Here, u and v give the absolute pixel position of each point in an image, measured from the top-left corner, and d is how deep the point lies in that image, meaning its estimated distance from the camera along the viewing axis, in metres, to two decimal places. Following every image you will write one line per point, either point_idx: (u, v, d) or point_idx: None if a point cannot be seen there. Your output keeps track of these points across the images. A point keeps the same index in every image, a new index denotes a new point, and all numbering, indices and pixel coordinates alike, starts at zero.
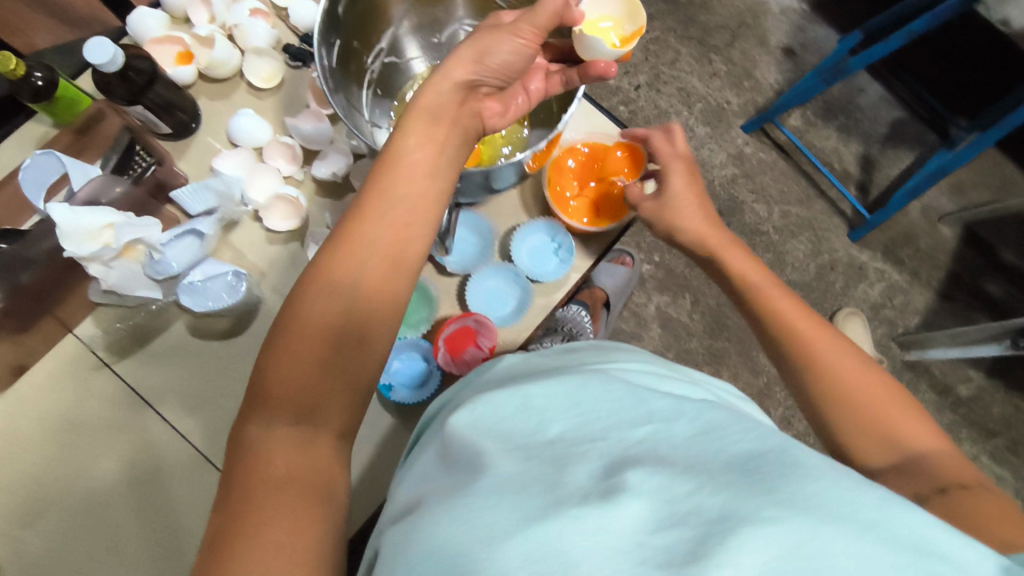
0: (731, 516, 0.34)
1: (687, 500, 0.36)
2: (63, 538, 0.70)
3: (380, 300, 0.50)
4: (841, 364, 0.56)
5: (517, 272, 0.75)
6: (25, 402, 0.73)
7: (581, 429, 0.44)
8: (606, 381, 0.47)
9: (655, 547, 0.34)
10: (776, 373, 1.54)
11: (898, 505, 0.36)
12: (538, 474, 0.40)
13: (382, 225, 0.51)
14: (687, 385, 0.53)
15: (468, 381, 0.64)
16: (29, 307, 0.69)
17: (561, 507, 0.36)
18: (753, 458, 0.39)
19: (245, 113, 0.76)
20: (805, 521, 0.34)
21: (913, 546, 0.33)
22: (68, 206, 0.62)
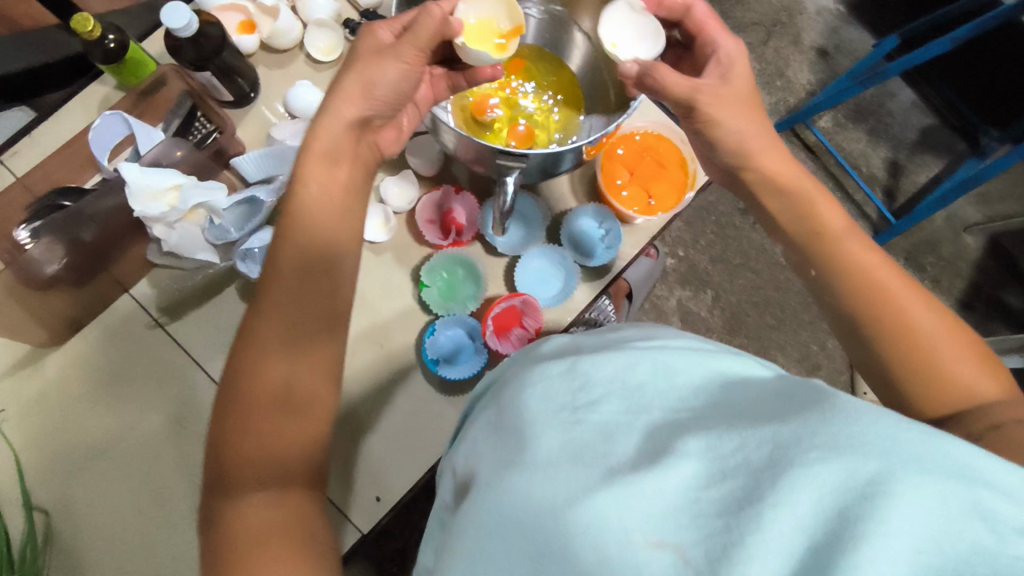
0: (779, 461, 0.32)
1: (736, 456, 0.33)
2: (112, 489, 0.72)
3: (313, 344, 0.53)
4: (916, 314, 0.51)
5: (565, 256, 0.77)
6: (77, 356, 0.74)
7: (627, 394, 0.40)
8: (651, 348, 0.44)
9: (708, 501, 0.32)
10: (792, 372, 1.56)
11: (942, 444, 0.32)
12: (588, 443, 0.37)
13: (296, 276, 0.54)
14: (726, 349, 0.48)
15: (516, 358, 0.64)
16: (90, 263, 0.71)
17: (615, 476, 0.34)
18: (789, 408, 0.36)
19: (303, 85, 0.78)
20: (853, 461, 0.31)
21: (956, 477, 0.30)
22: (138, 167, 0.65)
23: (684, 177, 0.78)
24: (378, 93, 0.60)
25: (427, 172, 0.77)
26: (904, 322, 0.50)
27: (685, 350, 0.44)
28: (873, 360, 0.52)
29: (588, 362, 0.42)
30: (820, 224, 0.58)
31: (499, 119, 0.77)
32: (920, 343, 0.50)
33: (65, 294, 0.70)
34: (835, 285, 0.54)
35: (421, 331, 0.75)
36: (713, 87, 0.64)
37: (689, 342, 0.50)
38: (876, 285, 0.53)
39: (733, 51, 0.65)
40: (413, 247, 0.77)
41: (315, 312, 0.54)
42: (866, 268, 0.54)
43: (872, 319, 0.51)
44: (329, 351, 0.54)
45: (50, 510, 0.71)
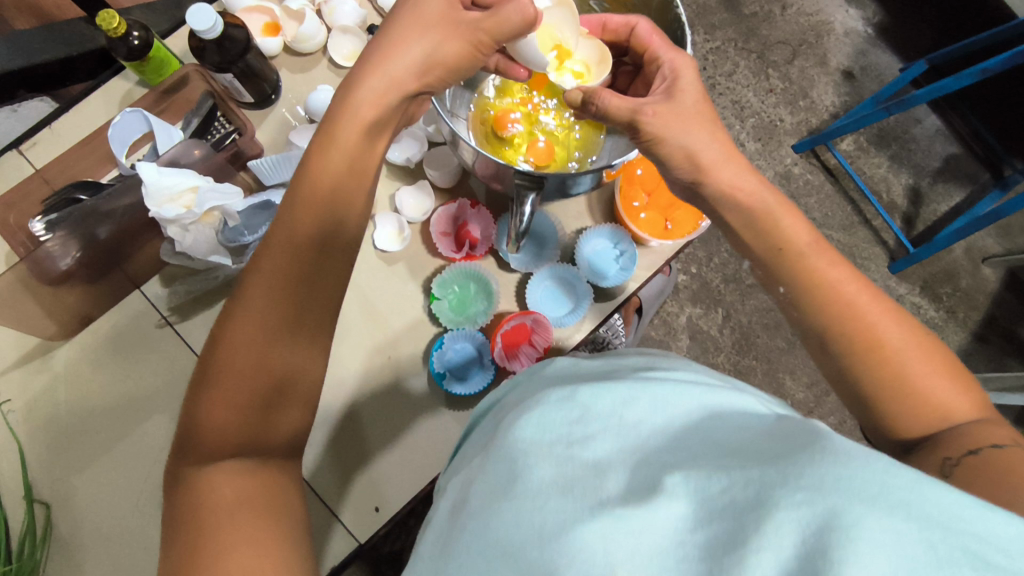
0: (764, 499, 0.31)
1: (723, 496, 0.32)
2: (112, 486, 0.72)
3: (300, 312, 0.49)
4: (884, 328, 0.48)
5: (577, 276, 0.76)
6: (86, 351, 0.74)
7: (622, 428, 0.40)
8: (651, 381, 0.43)
9: (694, 545, 0.31)
10: (800, 397, 1.54)
11: (929, 485, 0.29)
12: (580, 477, 0.37)
13: (289, 233, 0.49)
14: (732, 386, 0.46)
15: (519, 381, 0.63)
16: (103, 259, 0.71)
17: (601, 511, 0.34)
18: (783, 443, 0.35)
19: (325, 89, 0.77)
20: (838, 501, 0.29)
21: (945, 524, 0.28)
22: (156, 167, 0.64)
23: None
24: (441, 73, 0.54)
25: (444, 183, 0.77)
26: (872, 338, 0.48)
27: (684, 384, 0.43)
28: (848, 377, 0.49)
29: (586, 394, 0.42)
30: (789, 241, 0.54)
31: (519, 134, 0.76)
32: (889, 358, 0.47)
33: (78, 288, 0.71)
34: (802, 300, 0.52)
35: (429, 344, 0.74)
36: (657, 105, 0.59)
37: (696, 373, 0.49)
38: (840, 300, 0.50)
39: (682, 66, 0.61)
40: (425, 258, 0.77)
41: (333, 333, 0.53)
42: (834, 284, 0.51)
43: (839, 336, 0.49)
44: (323, 323, 0.51)
45: (50, 503, 0.71)
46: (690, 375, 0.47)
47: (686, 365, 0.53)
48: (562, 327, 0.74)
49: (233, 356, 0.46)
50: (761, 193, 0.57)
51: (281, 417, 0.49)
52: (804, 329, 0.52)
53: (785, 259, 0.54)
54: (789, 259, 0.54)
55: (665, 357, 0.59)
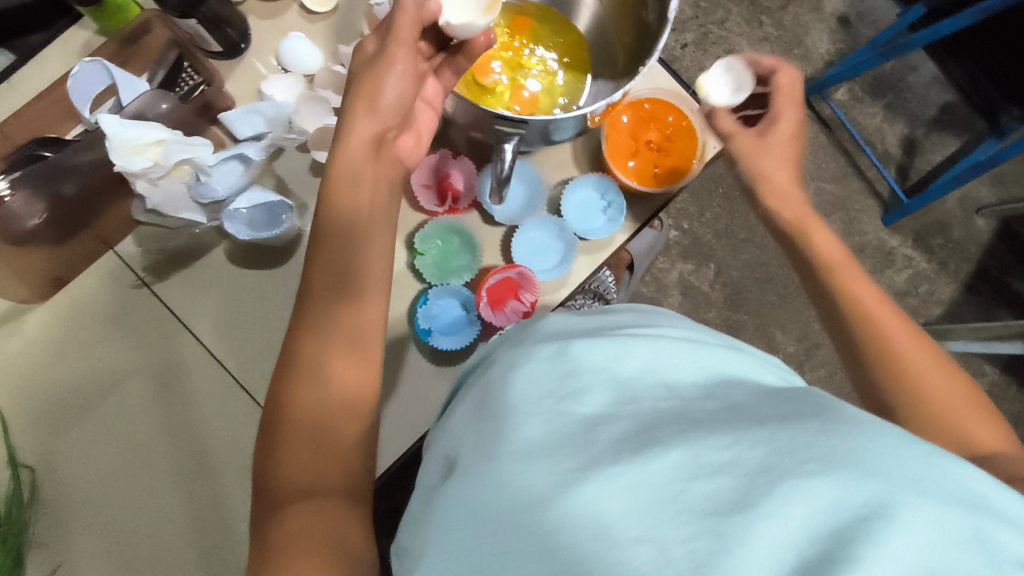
0: (775, 471, 0.31)
1: (728, 452, 0.32)
2: (97, 450, 0.71)
3: (349, 366, 0.53)
4: (924, 373, 0.53)
5: (563, 229, 0.74)
6: (60, 314, 0.72)
7: (618, 382, 0.39)
8: (654, 336, 0.42)
9: (693, 496, 0.31)
10: (791, 350, 1.54)
11: (947, 473, 0.30)
12: (574, 435, 0.36)
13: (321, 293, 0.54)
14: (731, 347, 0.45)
15: (508, 335, 0.62)
16: (71, 218, 0.69)
17: (595, 468, 0.33)
18: (798, 411, 0.35)
19: (297, 37, 0.74)
20: (854, 475, 0.30)
21: (961, 501, 0.29)
22: (119, 119, 0.61)
23: (693, 146, 0.73)
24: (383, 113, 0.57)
25: None
26: (913, 369, 0.53)
27: (688, 340, 0.43)
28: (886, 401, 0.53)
29: (578, 349, 0.41)
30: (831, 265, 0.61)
31: (500, 84, 0.73)
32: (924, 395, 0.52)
33: (44, 251, 0.68)
34: (843, 335, 0.58)
35: (413, 300, 0.73)
36: (750, 137, 0.68)
37: (696, 331, 0.48)
38: (889, 343, 0.55)
39: (786, 94, 0.67)
40: (407, 213, 0.74)
41: (342, 306, 0.54)
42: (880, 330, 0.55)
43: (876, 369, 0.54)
44: (358, 364, 0.54)
45: (35, 467, 0.70)
46: (693, 333, 0.47)
47: (679, 322, 0.52)
48: (549, 282, 0.73)
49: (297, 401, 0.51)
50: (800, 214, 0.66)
51: (301, 450, 0.49)
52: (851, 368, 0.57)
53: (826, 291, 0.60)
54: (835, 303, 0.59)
55: (661, 314, 0.59)
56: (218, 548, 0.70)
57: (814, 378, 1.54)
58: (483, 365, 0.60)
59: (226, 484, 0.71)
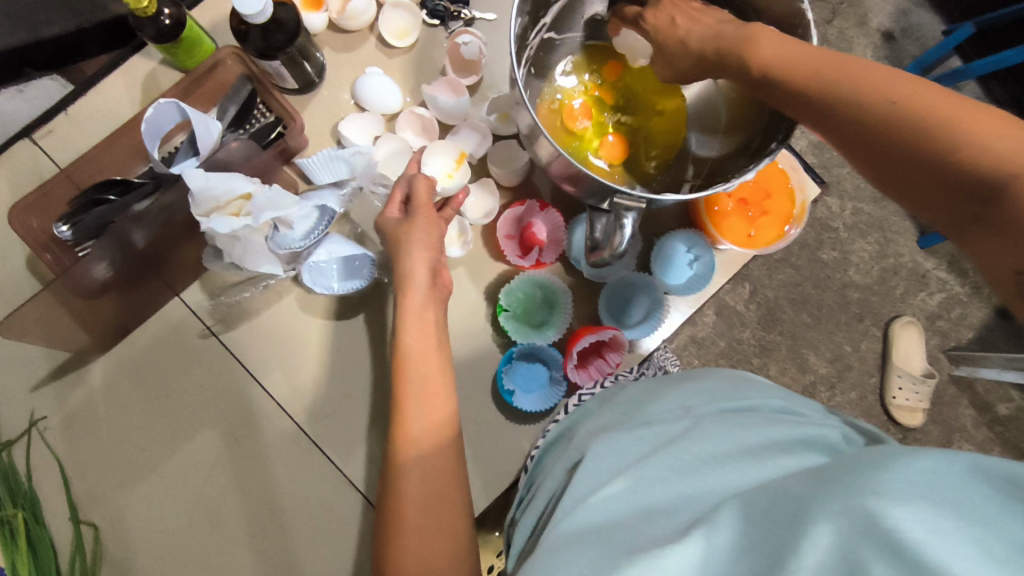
0: (803, 516, 0.35)
1: (753, 534, 0.37)
2: (161, 505, 0.68)
3: (453, 472, 0.53)
4: (992, 138, 0.36)
5: (652, 286, 0.71)
6: (124, 362, 0.69)
7: (642, 473, 0.45)
8: (709, 423, 0.48)
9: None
10: (823, 372, 1.41)
11: (979, 488, 0.32)
12: (627, 525, 0.42)
13: (419, 418, 0.54)
14: (775, 418, 0.48)
15: (590, 408, 0.61)
16: (140, 268, 0.65)
17: (631, 557, 0.37)
18: (840, 464, 0.39)
19: (375, 73, 0.69)
20: (853, 514, 0.33)
21: (994, 518, 0.31)
22: (203, 172, 0.56)
23: (790, 208, 0.71)
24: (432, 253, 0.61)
25: (508, 182, 0.70)
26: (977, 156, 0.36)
27: (753, 422, 0.47)
28: (977, 198, 0.37)
29: (607, 454, 0.48)
30: (927, 129, 0.38)
31: (589, 129, 0.69)
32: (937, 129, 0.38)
33: (115, 301, 0.65)
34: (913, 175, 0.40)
35: (494, 356, 0.70)
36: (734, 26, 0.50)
37: (780, 404, 0.52)
38: (951, 146, 0.37)
39: None
40: (488, 263, 0.71)
41: (429, 404, 0.55)
42: (957, 151, 0.37)
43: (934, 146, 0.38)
44: (455, 470, 0.53)
45: (98, 524, 0.67)
46: (774, 407, 0.51)
47: (761, 388, 0.55)
48: (636, 339, 0.70)
49: (405, 521, 0.49)
50: (808, 58, 0.44)
51: (416, 561, 0.48)
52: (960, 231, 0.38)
53: (890, 148, 0.40)
54: (904, 156, 0.39)
55: (751, 378, 0.59)
56: None
57: (845, 402, 1.42)
58: (564, 437, 0.60)
59: (297, 539, 0.68)
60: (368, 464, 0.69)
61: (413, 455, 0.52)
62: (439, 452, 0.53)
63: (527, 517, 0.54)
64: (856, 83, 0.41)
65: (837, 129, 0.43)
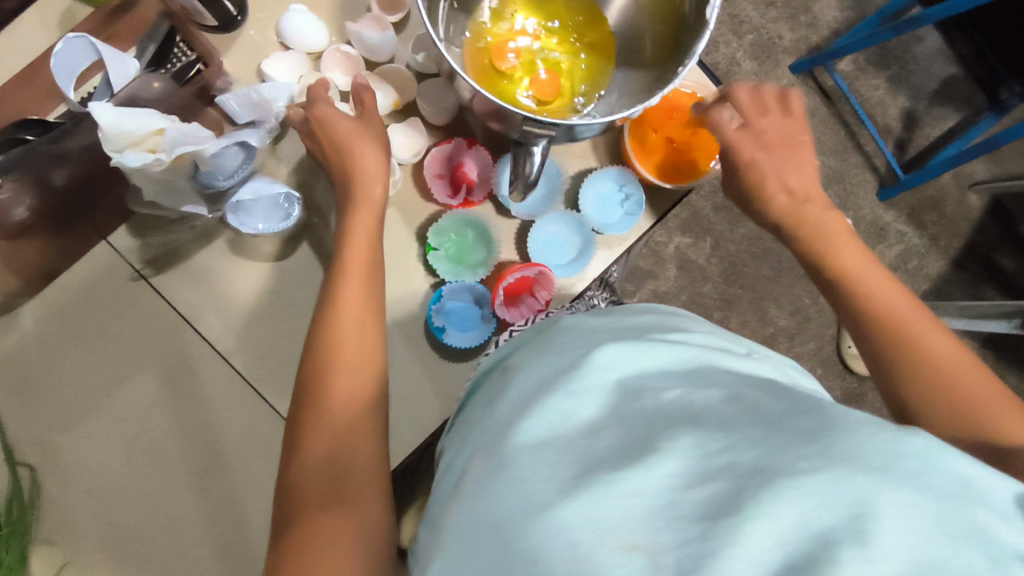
0: (766, 470, 0.32)
1: (722, 455, 0.34)
2: (98, 446, 0.69)
3: (372, 369, 0.55)
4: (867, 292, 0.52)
5: (581, 224, 0.72)
6: (54, 307, 0.69)
7: (604, 391, 0.42)
8: (665, 350, 0.45)
9: (689, 502, 0.32)
10: (782, 324, 1.44)
11: (936, 466, 0.31)
12: (581, 440, 0.38)
13: (349, 318, 0.56)
14: (724, 354, 0.48)
15: (522, 340, 0.61)
16: (62, 208, 0.65)
17: (591, 478, 0.34)
18: (789, 414, 0.37)
19: (298, 10, 0.68)
20: (839, 473, 0.31)
21: (952, 494, 0.30)
22: (112, 108, 0.56)
23: (716, 142, 0.70)
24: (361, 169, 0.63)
25: (437, 120, 0.70)
26: (897, 330, 0.49)
27: (689, 355, 0.46)
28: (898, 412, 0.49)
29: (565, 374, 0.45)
30: (840, 264, 0.55)
31: (518, 69, 0.68)
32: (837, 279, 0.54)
33: (40, 242, 0.66)
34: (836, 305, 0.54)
35: (426, 296, 0.71)
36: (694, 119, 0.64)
37: (718, 339, 0.51)
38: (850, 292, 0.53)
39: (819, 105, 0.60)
40: (418, 203, 0.71)
41: (346, 337, 0.55)
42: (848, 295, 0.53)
43: (886, 352, 0.49)
44: (372, 366, 0.55)
45: (35, 466, 0.67)
46: (700, 340, 0.50)
47: (692, 329, 0.54)
48: (564, 276, 0.71)
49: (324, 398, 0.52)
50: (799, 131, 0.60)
51: (322, 434, 0.51)
52: (868, 359, 0.51)
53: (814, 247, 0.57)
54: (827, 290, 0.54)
55: (680, 314, 0.59)
56: (231, 547, 0.70)
57: (804, 352, 1.44)
58: (497, 367, 0.60)
59: (239, 478, 0.70)
60: None
61: (339, 344, 0.54)
62: (364, 348, 0.55)
63: (452, 452, 0.53)
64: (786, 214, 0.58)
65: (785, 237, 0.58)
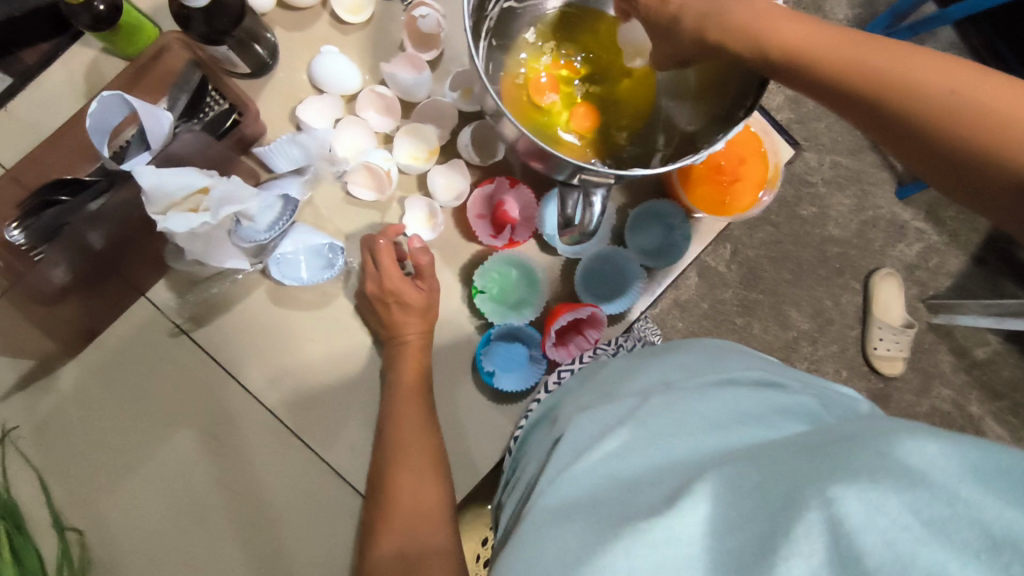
0: (796, 501, 0.33)
1: (754, 494, 0.35)
2: (144, 506, 0.67)
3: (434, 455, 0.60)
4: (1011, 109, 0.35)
5: (629, 258, 0.70)
6: (93, 366, 0.68)
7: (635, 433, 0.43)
8: (698, 390, 0.47)
9: (724, 551, 0.33)
10: (804, 328, 1.42)
11: (980, 472, 0.31)
12: (618, 491, 0.40)
13: (407, 412, 0.62)
14: (764, 389, 0.48)
15: (569, 387, 0.60)
16: (98, 269, 0.62)
17: (624, 527, 0.35)
18: (829, 447, 0.37)
19: (332, 53, 0.67)
20: (861, 494, 0.31)
21: (991, 491, 0.29)
22: (155, 170, 0.54)
23: (764, 171, 0.71)
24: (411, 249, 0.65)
25: (477, 160, 0.69)
26: (919, 95, 0.37)
27: (735, 394, 0.46)
28: (902, 152, 0.39)
29: (600, 423, 0.46)
30: (989, 146, 0.36)
31: (558, 104, 0.67)
32: (944, 110, 0.37)
33: (76, 305, 0.63)
34: (945, 166, 0.38)
35: (472, 338, 0.70)
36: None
37: (757, 374, 0.50)
38: (949, 128, 0.37)
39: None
40: (461, 244, 0.70)
41: None
42: (970, 133, 0.36)
43: (900, 121, 0.38)
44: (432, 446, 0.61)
45: (83, 530, 0.66)
46: (751, 377, 0.50)
47: (746, 363, 0.53)
48: (615, 313, 0.70)
49: (397, 492, 0.57)
50: (870, 51, 0.39)
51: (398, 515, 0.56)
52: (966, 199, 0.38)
53: (850, 97, 0.40)
54: (915, 139, 0.38)
55: (730, 348, 0.59)
56: None
57: (827, 354, 1.43)
58: (548, 417, 0.59)
59: (285, 531, 0.68)
60: (352, 453, 0.68)
61: (409, 439, 0.61)
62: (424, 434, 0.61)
63: (509, 502, 0.55)
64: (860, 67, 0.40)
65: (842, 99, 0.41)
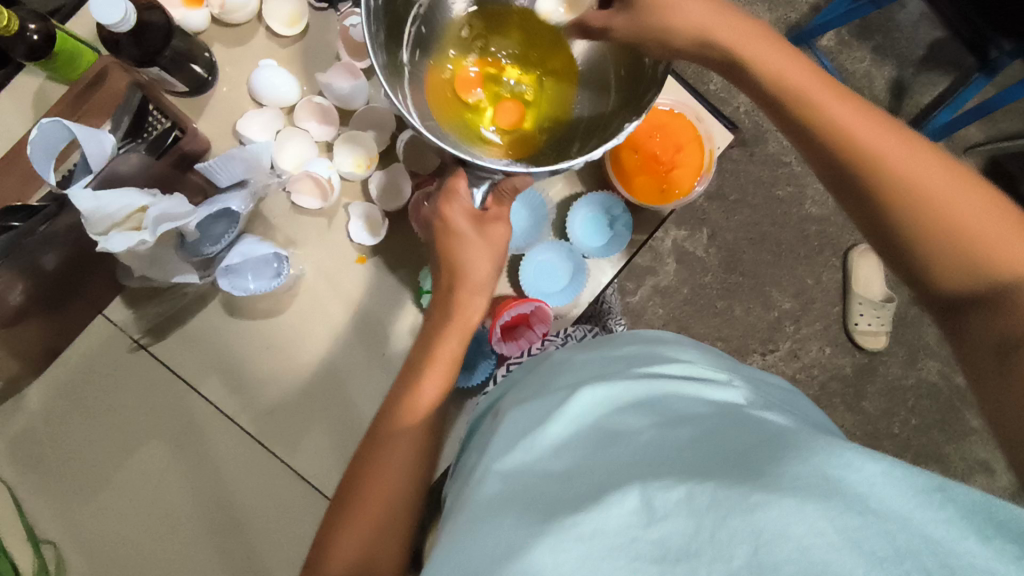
0: (719, 501, 0.30)
1: (677, 491, 0.32)
2: (116, 518, 0.70)
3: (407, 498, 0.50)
4: (981, 224, 0.42)
5: (572, 250, 0.71)
6: (57, 385, 0.70)
7: (567, 431, 0.42)
8: (630, 386, 0.45)
9: (645, 542, 0.30)
10: (787, 307, 1.34)
11: (889, 490, 0.29)
12: (545, 489, 0.37)
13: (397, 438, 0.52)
14: (699, 381, 0.46)
15: (516, 378, 0.60)
16: (53, 292, 0.65)
17: (550, 526, 0.32)
18: (753, 447, 0.35)
19: (268, 65, 0.68)
20: (789, 500, 0.29)
21: (905, 513, 0.28)
22: (91, 193, 0.54)
23: (701, 158, 0.72)
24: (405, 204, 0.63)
25: (413, 162, 0.71)
26: (952, 227, 0.42)
27: (667, 386, 0.44)
28: (911, 278, 0.45)
29: (532, 420, 0.45)
30: (940, 219, 0.43)
31: (484, 100, 0.62)
32: (893, 170, 0.44)
33: (36, 327, 0.65)
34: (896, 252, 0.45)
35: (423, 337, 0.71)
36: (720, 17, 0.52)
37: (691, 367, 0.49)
38: (918, 193, 0.44)
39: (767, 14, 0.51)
40: (407, 246, 0.71)
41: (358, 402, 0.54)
42: (921, 211, 0.43)
43: (916, 252, 0.44)
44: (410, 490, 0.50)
45: (57, 541, 0.68)
46: (676, 371, 0.48)
47: (686, 355, 0.53)
48: (563, 305, 0.71)
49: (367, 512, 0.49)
50: (835, 99, 0.48)
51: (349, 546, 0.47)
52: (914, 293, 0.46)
53: (830, 136, 0.48)
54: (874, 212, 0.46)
55: (675, 340, 0.59)
56: None
57: (811, 333, 1.35)
58: (491, 411, 0.57)
59: (258, 533, 0.70)
60: (313, 454, 0.70)
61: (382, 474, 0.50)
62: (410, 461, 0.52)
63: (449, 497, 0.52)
64: (818, 113, 0.48)
65: (816, 140, 0.49)
